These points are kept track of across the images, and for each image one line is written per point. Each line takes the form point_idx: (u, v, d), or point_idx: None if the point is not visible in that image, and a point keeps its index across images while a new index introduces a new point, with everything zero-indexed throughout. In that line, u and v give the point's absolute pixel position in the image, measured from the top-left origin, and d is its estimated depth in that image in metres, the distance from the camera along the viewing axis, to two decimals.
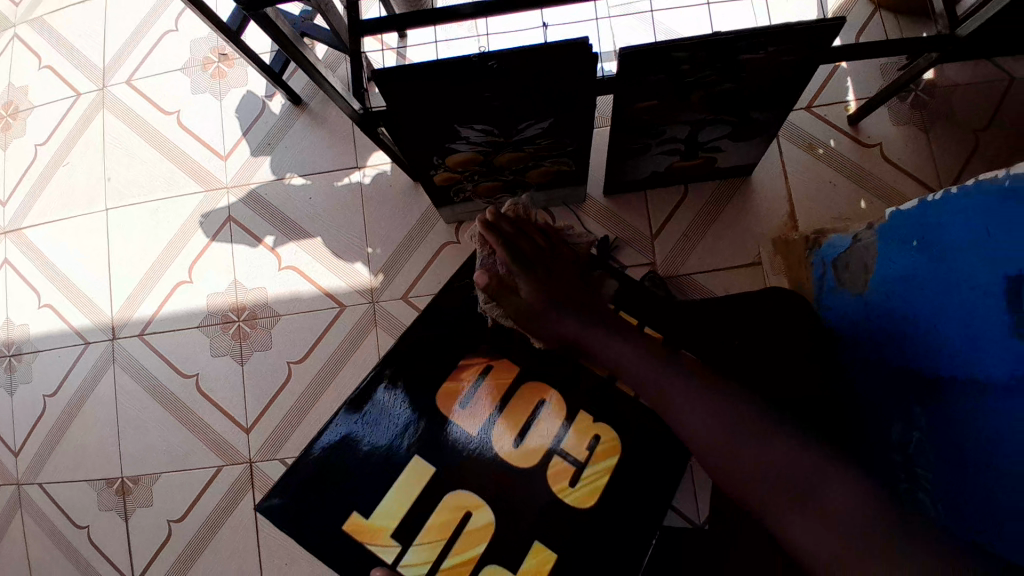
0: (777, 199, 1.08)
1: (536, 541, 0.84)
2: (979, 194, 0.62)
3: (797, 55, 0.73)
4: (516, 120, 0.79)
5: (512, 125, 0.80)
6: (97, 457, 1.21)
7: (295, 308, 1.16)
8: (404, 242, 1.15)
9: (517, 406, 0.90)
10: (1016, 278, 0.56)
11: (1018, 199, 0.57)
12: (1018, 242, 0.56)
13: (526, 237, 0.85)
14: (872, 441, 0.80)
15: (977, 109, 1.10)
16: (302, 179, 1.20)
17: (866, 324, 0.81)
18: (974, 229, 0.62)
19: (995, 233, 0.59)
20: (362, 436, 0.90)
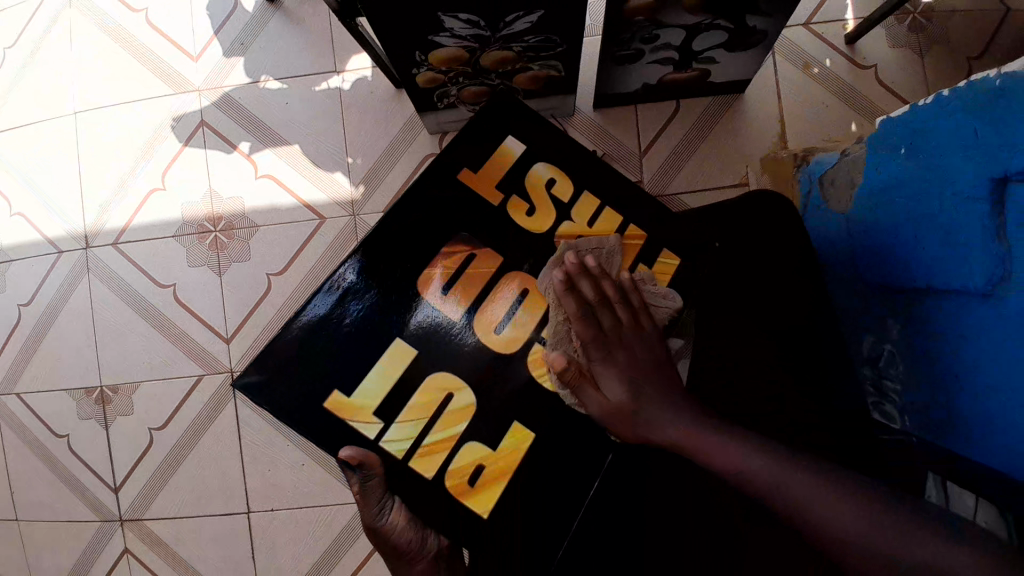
0: (768, 118, 1.06)
1: (516, 422, 0.76)
2: (970, 95, 0.61)
3: None
4: (503, 12, 0.75)
5: (499, 18, 0.76)
6: (75, 367, 1.20)
7: (274, 220, 1.14)
8: (386, 152, 1.11)
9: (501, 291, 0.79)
10: (1000, 180, 0.56)
11: (1013, 100, 0.56)
12: (1010, 143, 0.55)
13: (598, 312, 0.65)
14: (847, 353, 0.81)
15: (975, 34, 1.07)
16: (278, 83, 1.15)
17: (849, 240, 0.82)
18: (965, 133, 0.61)
19: (987, 136, 0.58)
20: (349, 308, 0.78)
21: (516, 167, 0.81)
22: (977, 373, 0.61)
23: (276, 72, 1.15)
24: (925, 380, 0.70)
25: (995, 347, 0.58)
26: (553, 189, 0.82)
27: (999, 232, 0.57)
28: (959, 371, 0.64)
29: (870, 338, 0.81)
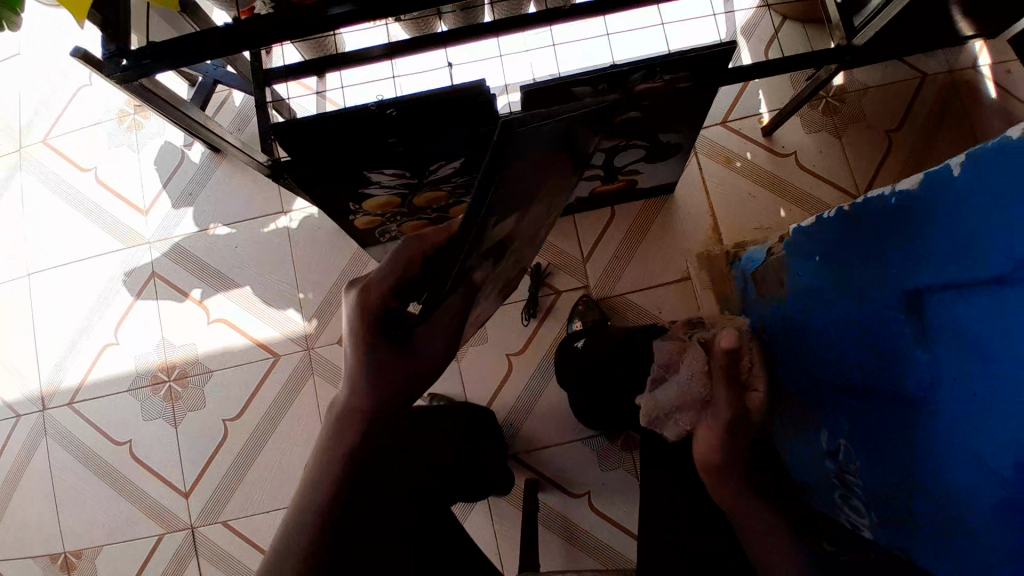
0: (700, 214, 1.11)
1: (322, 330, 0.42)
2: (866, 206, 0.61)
3: (692, 83, 0.76)
4: (427, 162, 0.79)
5: (424, 167, 0.80)
6: (35, 535, 1.14)
7: (228, 363, 1.13)
8: (334, 287, 1.13)
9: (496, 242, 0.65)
10: (912, 291, 0.56)
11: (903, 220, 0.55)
12: (911, 262, 0.55)
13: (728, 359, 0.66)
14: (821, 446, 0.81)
15: (889, 109, 1.14)
16: (227, 228, 1.18)
17: (788, 335, 0.84)
18: (868, 246, 0.61)
19: (888, 251, 0.58)
20: None
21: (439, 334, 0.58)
22: (925, 477, 0.59)
23: (224, 217, 1.18)
24: (878, 475, 0.68)
25: (936, 452, 0.56)
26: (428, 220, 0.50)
27: (919, 339, 0.56)
28: (906, 473, 0.62)
29: (827, 432, 0.79)
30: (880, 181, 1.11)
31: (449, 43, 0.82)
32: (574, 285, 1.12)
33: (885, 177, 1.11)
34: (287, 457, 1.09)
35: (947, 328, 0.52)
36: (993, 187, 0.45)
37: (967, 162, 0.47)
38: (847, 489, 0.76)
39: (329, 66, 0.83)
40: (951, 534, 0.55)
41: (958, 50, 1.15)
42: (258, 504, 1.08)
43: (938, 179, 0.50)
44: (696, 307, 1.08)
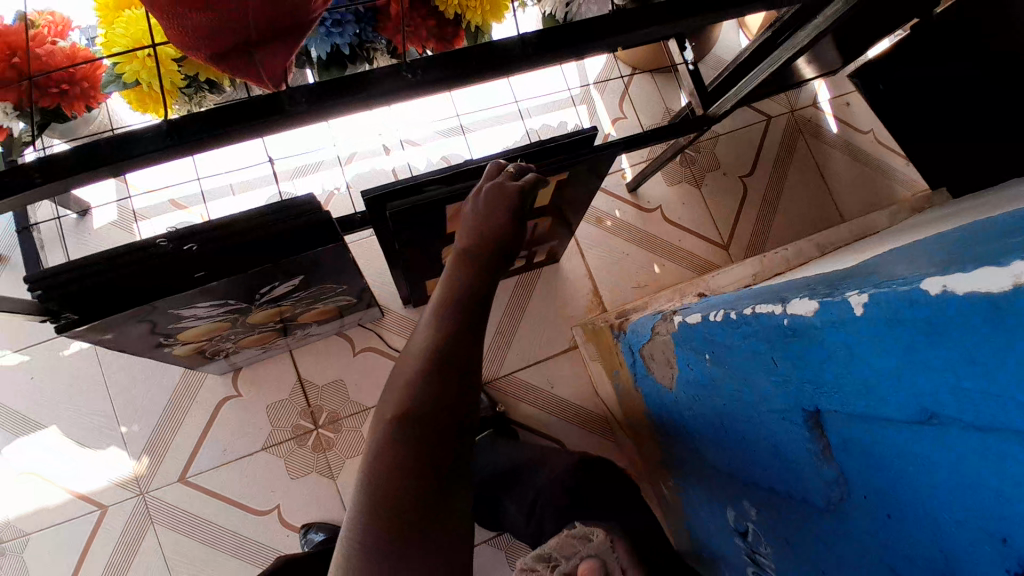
0: (577, 277, 1.06)
1: None
2: (756, 322, 0.55)
3: (554, 170, 0.69)
4: (257, 287, 0.65)
5: (254, 292, 0.66)
6: None
7: (44, 522, 0.90)
8: (167, 412, 0.94)
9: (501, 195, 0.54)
10: (813, 411, 0.52)
11: (800, 345, 0.49)
12: (812, 381, 0.50)
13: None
14: (731, 527, 0.78)
15: (742, 156, 1.16)
16: (16, 355, 0.94)
17: (682, 417, 0.80)
18: (765, 358, 0.56)
19: (784, 366, 0.53)
20: None
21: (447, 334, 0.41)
22: None
23: (9, 343, 0.94)
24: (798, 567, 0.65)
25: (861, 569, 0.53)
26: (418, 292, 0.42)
27: (828, 455, 0.53)
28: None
29: (732, 510, 0.77)
30: (745, 226, 1.12)
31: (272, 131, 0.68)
32: None
33: (749, 222, 1.12)
34: None
35: (857, 454, 0.49)
36: (894, 340, 0.39)
37: (864, 305, 0.41)
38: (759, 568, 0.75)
39: None
40: None
41: (795, 92, 1.20)
42: None
43: (832, 313, 0.44)
44: (588, 376, 1.03)
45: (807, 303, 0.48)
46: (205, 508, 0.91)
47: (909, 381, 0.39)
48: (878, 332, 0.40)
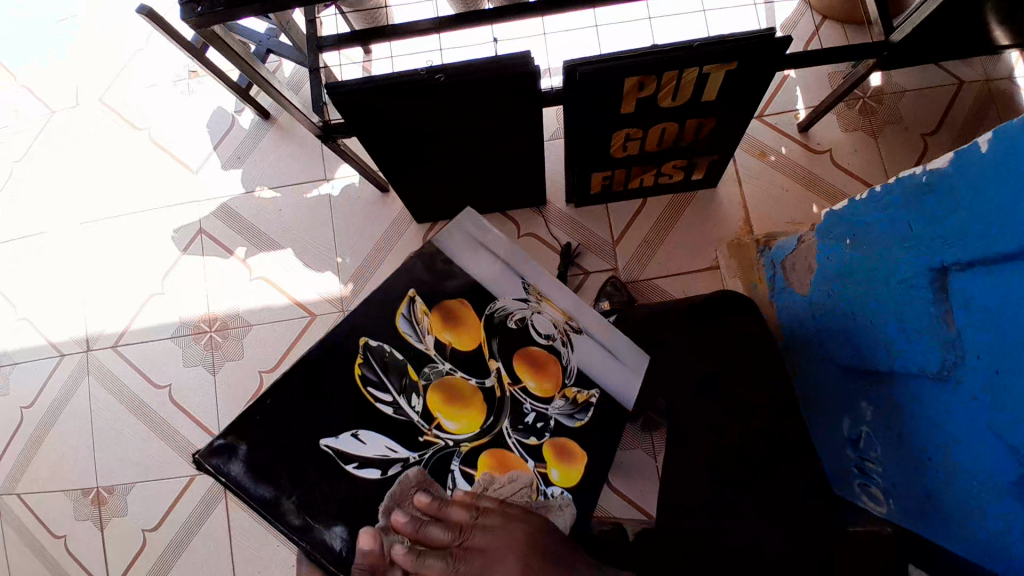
0: (731, 204, 1.13)
1: None
2: (898, 190, 0.67)
3: (745, 68, 0.78)
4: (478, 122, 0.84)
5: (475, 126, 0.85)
6: (73, 468, 1.20)
7: (267, 318, 1.18)
8: (373, 250, 1.19)
9: (549, 366, 0.65)
10: (940, 270, 0.62)
11: (937, 196, 0.61)
12: (943, 236, 0.61)
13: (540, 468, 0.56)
14: (835, 429, 0.85)
15: (924, 115, 1.14)
16: (272, 192, 1.23)
17: (815, 323, 0.87)
18: (902, 225, 0.67)
19: (920, 226, 0.64)
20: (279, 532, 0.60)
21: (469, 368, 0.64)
22: (951, 455, 0.63)
23: (271, 181, 1.24)
24: (904, 459, 0.71)
25: (961, 428, 0.61)
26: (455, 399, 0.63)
27: (947, 317, 0.61)
28: (932, 452, 0.66)
29: (847, 417, 0.82)
30: None
31: (505, 13, 0.85)
32: (604, 266, 1.14)
33: None
34: None
35: (973, 306, 0.58)
36: (1015, 165, 0.51)
37: (992, 142, 0.54)
38: (865, 476, 0.79)
39: (377, 36, 0.86)
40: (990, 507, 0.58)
41: (993, 60, 1.14)
42: None
43: (967, 158, 0.57)
44: None
45: (945, 158, 0.60)
46: None
47: (1020, 194, 0.51)
48: (1000, 158, 0.52)
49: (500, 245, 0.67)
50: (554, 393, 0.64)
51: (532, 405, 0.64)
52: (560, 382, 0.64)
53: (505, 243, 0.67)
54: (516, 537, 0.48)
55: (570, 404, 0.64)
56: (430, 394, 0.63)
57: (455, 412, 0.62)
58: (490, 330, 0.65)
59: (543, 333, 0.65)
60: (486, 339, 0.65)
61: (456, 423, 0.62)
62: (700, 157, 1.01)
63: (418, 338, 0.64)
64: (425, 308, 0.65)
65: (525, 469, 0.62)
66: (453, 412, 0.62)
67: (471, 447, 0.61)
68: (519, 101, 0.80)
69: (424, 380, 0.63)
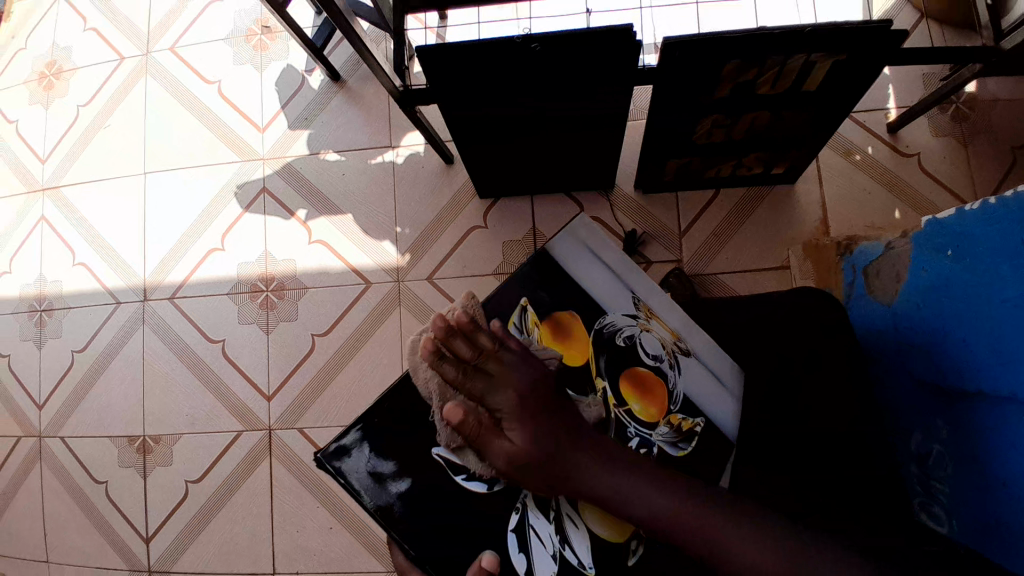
0: (810, 204, 1.08)
1: None
2: (1013, 202, 0.64)
3: (856, 60, 0.73)
4: (566, 94, 0.82)
5: (562, 98, 0.83)
6: (122, 415, 1.22)
7: (323, 282, 1.18)
8: (433, 223, 1.17)
9: (656, 390, 0.66)
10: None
11: None
12: None
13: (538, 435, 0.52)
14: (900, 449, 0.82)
15: (1020, 126, 1.07)
16: (336, 155, 1.23)
17: (894, 333, 0.83)
18: (1010, 239, 0.63)
19: None
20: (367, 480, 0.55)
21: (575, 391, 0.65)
22: None
23: (336, 144, 1.23)
24: (975, 486, 0.68)
25: None
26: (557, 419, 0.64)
27: None
28: (1006, 481, 0.63)
29: (917, 434, 0.79)
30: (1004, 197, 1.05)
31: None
32: (668, 257, 1.11)
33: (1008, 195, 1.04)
34: (363, 383, 1.13)
35: None
36: None
37: None
38: (927, 496, 0.76)
39: None
40: None
41: None
42: (331, 418, 1.13)
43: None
44: None
45: None
46: (439, 305, 1.14)
47: None
48: None
49: (617, 261, 0.71)
50: (659, 419, 0.65)
51: (635, 430, 0.63)
52: (665, 409, 0.65)
53: (624, 260, 0.72)
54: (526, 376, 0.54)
55: (675, 432, 0.65)
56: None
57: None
58: (597, 347, 0.66)
59: (650, 353, 0.68)
60: (595, 356, 0.66)
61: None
62: (782, 150, 0.97)
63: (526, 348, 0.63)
64: (536, 318, 0.66)
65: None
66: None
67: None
68: (610, 76, 0.78)
69: None
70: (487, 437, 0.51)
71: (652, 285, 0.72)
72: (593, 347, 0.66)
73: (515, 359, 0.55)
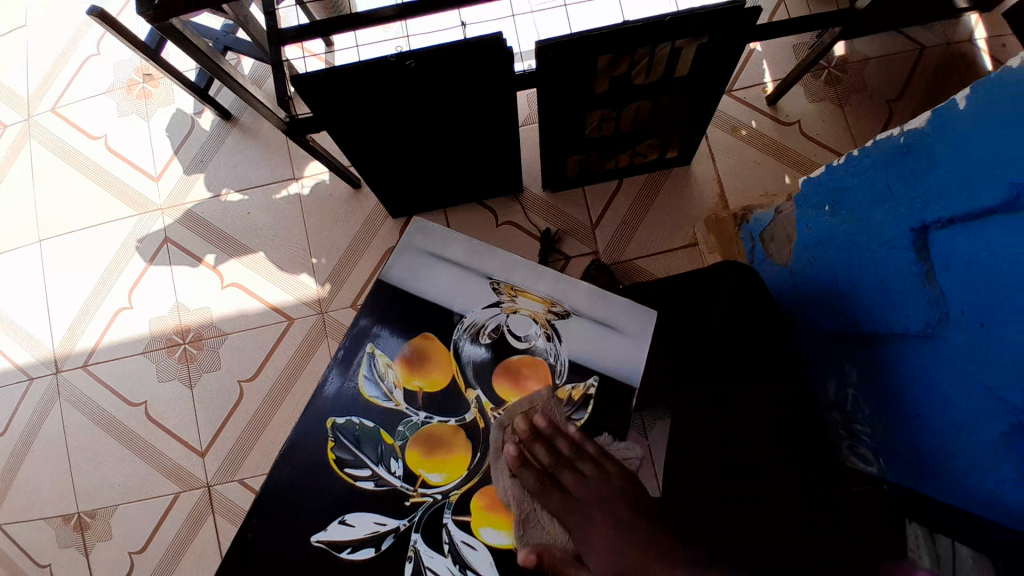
0: (707, 181, 1.13)
1: None
2: (877, 152, 0.69)
3: (718, 42, 0.77)
4: (453, 107, 0.83)
5: (449, 111, 0.83)
6: (51, 497, 1.15)
7: (243, 325, 1.15)
8: (348, 249, 1.16)
9: (532, 379, 0.67)
10: (920, 229, 0.62)
11: (915, 155, 0.63)
12: (921, 195, 0.62)
13: (613, 507, 0.58)
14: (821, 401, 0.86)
15: (885, 83, 1.16)
16: (239, 195, 1.19)
17: (797, 293, 0.88)
18: (882, 187, 0.68)
19: (898, 187, 0.65)
20: (349, 456, 0.65)
21: (448, 408, 0.66)
22: (940, 416, 0.64)
23: (237, 183, 1.20)
24: (894, 423, 0.72)
25: (947, 384, 0.62)
26: (432, 450, 0.65)
27: (928, 277, 0.62)
28: (918, 412, 0.67)
29: (833, 383, 0.83)
30: None
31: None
32: (584, 250, 1.13)
33: None
34: None
35: (953, 266, 0.59)
36: (996, 128, 0.52)
37: (970, 98, 0.56)
38: (852, 438, 0.81)
39: (338, 25, 0.84)
40: (980, 460, 0.59)
41: (948, 27, 1.16)
42: (271, 463, 1.09)
43: (944, 115, 0.59)
44: None
45: (923, 117, 0.62)
46: None
47: (998, 150, 0.52)
48: (983, 121, 0.54)
49: (462, 252, 0.73)
50: (546, 399, 0.66)
51: (519, 426, 0.65)
52: (548, 388, 0.67)
53: (469, 246, 0.73)
54: (605, 487, 0.60)
55: (566, 406, 0.66)
56: (409, 452, 0.64)
57: (437, 462, 0.64)
58: (459, 361, 0.68)
59: (522, 336, 0.69)
60: (459, 369, 0.68)
61: (440, 473, 0.64)
62: (672, 134, 1.01)
63: (387, 397, 0.67)
64: (386, 360, 0.69)
65: (521, 496, 0.62)
66: (436, 464, 0.64)
67: (461, 494, 0.62)
68: (489, 84, 0.79)
69: (403, 438, 0.65)
70: (564, 566, 0.56)
71: (509, 258, 0.73)
72: (454, 360, 0.68)
73: (592, 475, 0.61)
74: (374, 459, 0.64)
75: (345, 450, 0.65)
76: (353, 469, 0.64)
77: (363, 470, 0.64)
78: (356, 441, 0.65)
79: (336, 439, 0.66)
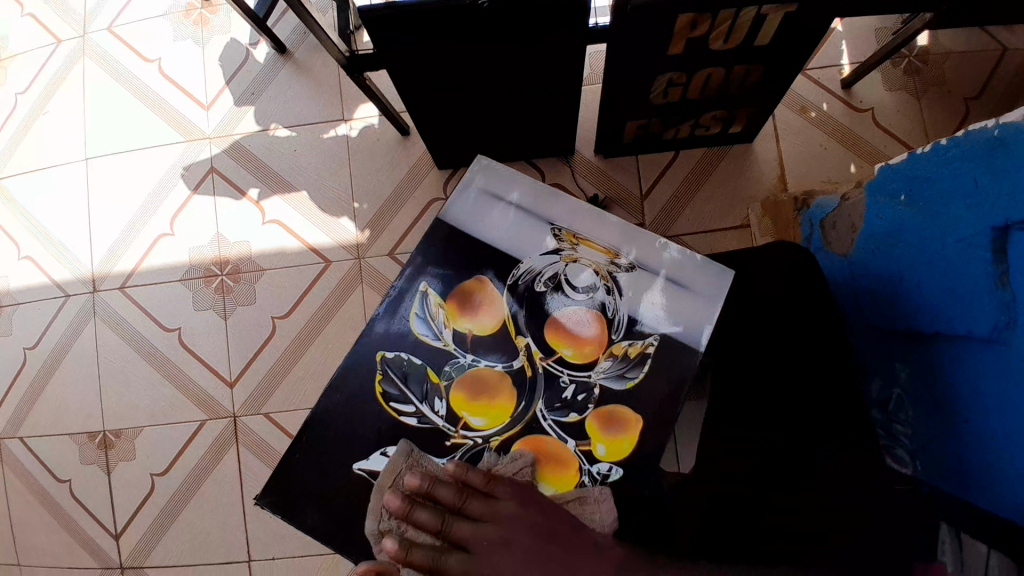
0: (767, 162, 1.09)
1: None
2: (968, 143, 0.65)
3: (808, 12, 0.73)
4: (520, 57, 0.79)
5: (516, 61, 0.80)
6: (79, 410, 1.18)
7: (281, 263, 1.15)
8: (392, 195, 1.14)
9: (588, 333, 0.66)
10: (1001, 228, 0.59)
11: (1006, 148, 0.59)
12: (1005, 191, 0.58)
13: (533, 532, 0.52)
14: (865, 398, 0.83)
15: (969, 77, 1.09)
16: (286, 131, 1.18)
17: (854, 284, 0.84)
18: (965, 181, 0.64)
19: (983, 181, 0.61)
20: (395, 391, 0.64)
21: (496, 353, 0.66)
22: (993, 425, 0.61)
23: (287, 119, 1.19)
24: (942, 427, 0.69)
25: (1005, 392, 0.59)
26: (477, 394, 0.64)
27: (1001, 279, 0.59)
28: (968, 419, 0.65)
29: (879, 382, 0.80)
30: None
31: None
32: (631, 221, 1.10)
33: None
34: (329, 363, 1.11)
35: None
36: None
37: None
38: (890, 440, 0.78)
39: None
40: None
41: None
42: (296, 402, 1.10)
43: None
44: None
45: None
46: None
47: None
48: None
49: (525, 197, 0.71)
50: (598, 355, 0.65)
51: (569, 377, 0.65)
52: (603, 344, 0.66)
53: (533, 190, 0.71)
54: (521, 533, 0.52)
55: (620, 362, 0.65)
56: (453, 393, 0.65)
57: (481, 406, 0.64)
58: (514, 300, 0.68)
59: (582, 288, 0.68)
60: (510, 314, 0.67)
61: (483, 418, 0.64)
62: (739, 108, 0.96)
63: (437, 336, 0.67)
64: (438, 300, 0.68)
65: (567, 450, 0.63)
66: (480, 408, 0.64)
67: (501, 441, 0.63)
68: (561, 36, 0.76)
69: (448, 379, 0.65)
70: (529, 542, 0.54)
71: (574, 206, 0.71)
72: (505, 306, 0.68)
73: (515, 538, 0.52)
74: (420, 397, 0.64)
75: (393, 385, 0.65)
76: (399, 405, 0.64)
77: (409, 406, 0.64)
78: (404, 376, 0.65)
79: (384, 372, 0.65)
